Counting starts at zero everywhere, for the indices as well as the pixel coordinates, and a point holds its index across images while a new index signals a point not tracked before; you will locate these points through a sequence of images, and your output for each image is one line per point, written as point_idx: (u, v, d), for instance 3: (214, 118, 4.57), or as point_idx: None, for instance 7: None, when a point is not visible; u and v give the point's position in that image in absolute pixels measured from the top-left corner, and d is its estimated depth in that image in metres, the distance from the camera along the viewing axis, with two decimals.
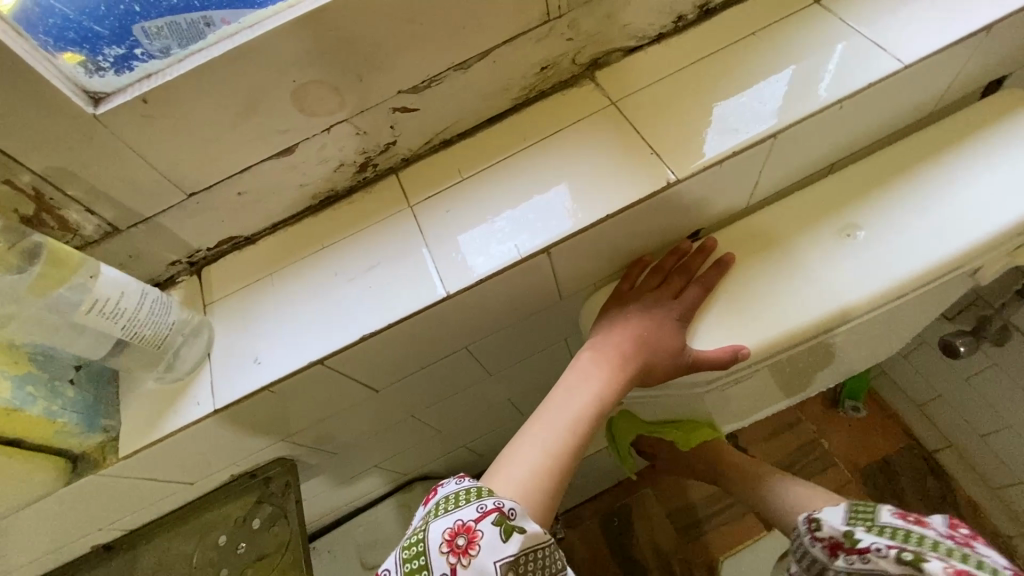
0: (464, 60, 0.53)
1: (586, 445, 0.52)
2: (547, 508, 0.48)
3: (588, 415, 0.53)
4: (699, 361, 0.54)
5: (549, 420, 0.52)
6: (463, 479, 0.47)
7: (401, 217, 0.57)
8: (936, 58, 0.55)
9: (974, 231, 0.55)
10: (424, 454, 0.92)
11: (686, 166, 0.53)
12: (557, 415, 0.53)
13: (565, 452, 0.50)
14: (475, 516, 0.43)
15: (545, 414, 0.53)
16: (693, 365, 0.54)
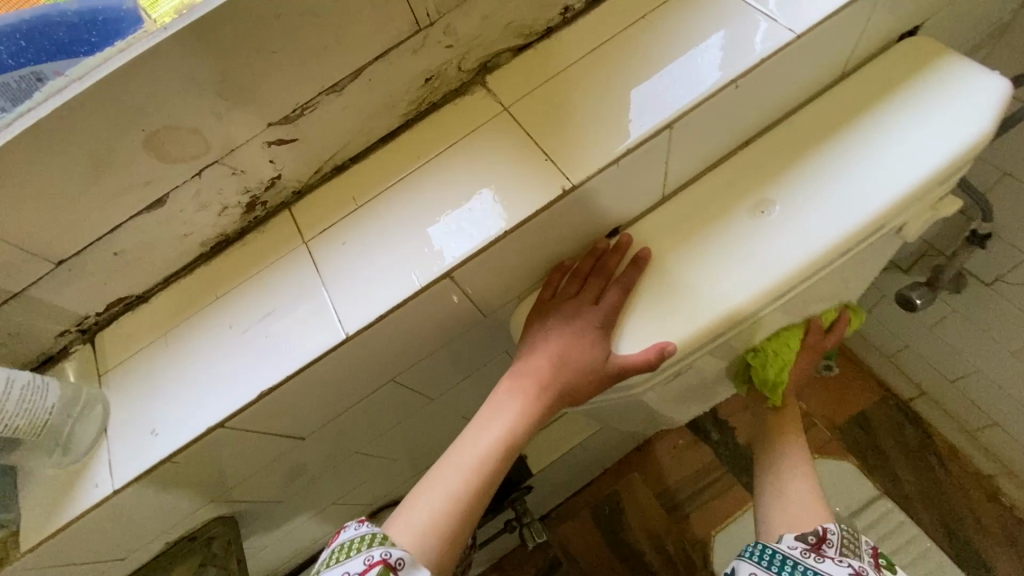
0: (335, 82, 0.50)
1: (495, 484, 0.51)
2: (445, 555, 0.47)
3: (499, 449, 0.51)
4: (618, 371, 0.52)
5: (461, 461, 0.51)
6: (362, 524, 0.46)
7: (297, 255, 0.54)
8: (831, 22, 0.53)
9: (882, 197, 0.54)
10: (387, 482, 0.90)
11: (583, 169, 0.51)
12: (469, 456, 0.51)
13: (471, 497, 0.49)
14: (362, 569, 0.43)
15: (456, 451, 0.52)
16: (616, 375, 0.53)
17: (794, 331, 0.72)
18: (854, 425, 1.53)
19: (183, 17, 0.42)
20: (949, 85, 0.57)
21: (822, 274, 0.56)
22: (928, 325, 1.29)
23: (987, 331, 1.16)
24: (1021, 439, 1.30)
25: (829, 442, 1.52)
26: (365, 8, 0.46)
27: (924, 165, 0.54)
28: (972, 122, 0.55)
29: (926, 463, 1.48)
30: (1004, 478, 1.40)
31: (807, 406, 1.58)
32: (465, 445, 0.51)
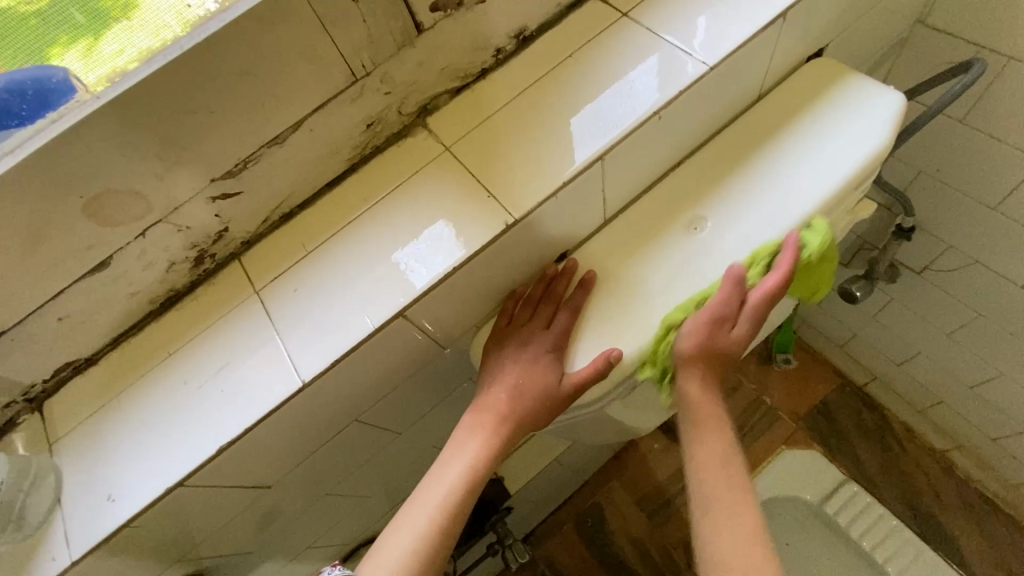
0: (276, 134, 0.51)
1: (463, 517, 0.52)
2: None
3: (463, 483, 0.52)
4: (573, 390, 0.54)
5: (425, 499, 0.52)
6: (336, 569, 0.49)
7: (250, 305, 0.54)
8: (742, 52, 0.57)
9: (800, 208, 0.58)
10: (365, 519, 0.89)
11: (521, 205, 0.53)
12: (433, 493, 0.52)
13: (437, 533, 0.50)
14: None
15: (421, 490, 0.53)
16: (573, 394, 0.55)
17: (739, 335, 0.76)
18: (817, 414, 1.60)
19: (115, 85, 0.42)
20: (851, 102, 0.62)
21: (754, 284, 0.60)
22: (871, 314, 1.36)
23: (924, 315, 1.21)
24: (967, 415, 1.35)
25: (795, 433, 1.59)
26: (301, 65, 0.48)
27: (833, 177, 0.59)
28: (874, 134, 0.60)
29: (884, 443, 1.55)
30: (956, 452, 1.47)
31: (771, 400, 1.64)
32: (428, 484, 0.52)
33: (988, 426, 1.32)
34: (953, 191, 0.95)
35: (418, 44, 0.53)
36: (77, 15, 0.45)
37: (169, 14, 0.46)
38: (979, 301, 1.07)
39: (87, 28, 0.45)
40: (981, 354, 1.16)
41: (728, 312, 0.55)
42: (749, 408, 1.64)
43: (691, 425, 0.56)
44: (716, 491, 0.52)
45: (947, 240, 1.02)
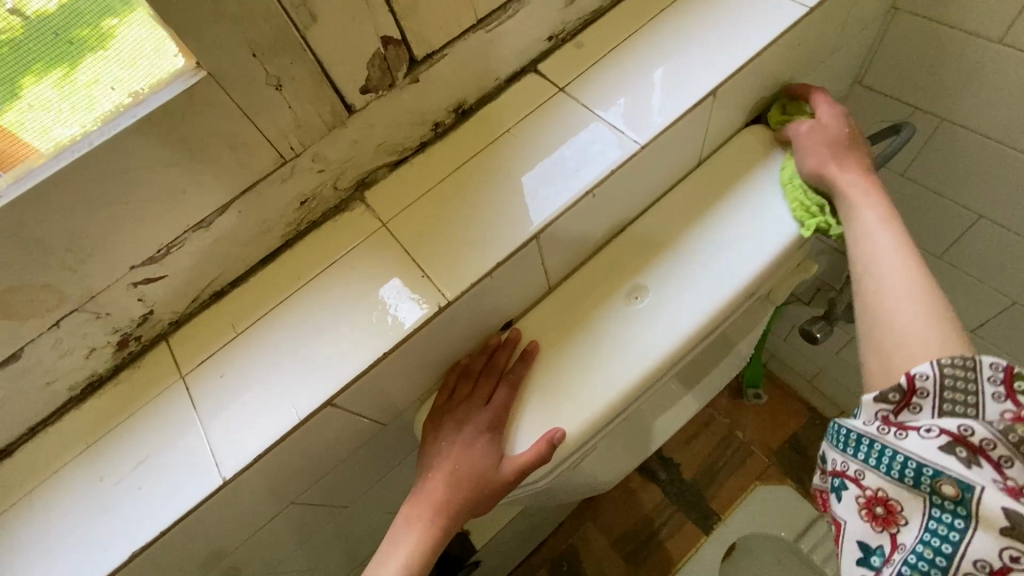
0: (200, 218, 0.49)
1: None
2: None
3: None
4: (513, 474, 0.54)
5: None
6: None
7: (175, 391, 0.52)
8: (676, 126, 0.57)
9: (738, 277, 0.58)
10: None
11: (456, 284, 0.52)
12: None
13: None
14: None
15: None
16: (512, 478, 0.54)
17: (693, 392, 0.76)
18: (788, 449, 1.61)
19: (21, 181, 0.41)
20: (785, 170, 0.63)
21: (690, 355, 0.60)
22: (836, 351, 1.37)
23: None
24: None
25: (768, 468, 1.59)
26: (222, 152, 0.47)
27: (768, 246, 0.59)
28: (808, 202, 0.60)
29: None
30: None
31: (743, 434, 1.65)
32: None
33: None
34: None
35: (349, 123, 0.52)
36: (42, 40, 0.39)
37: (150, 44, 0.42)
38: None
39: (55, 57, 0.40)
40: None
41: (829, 158, 0.58)
42: (722, 443, 1.64)
43: (863, 234, 0.53)
44: (908, 309, 0.47)
45: None
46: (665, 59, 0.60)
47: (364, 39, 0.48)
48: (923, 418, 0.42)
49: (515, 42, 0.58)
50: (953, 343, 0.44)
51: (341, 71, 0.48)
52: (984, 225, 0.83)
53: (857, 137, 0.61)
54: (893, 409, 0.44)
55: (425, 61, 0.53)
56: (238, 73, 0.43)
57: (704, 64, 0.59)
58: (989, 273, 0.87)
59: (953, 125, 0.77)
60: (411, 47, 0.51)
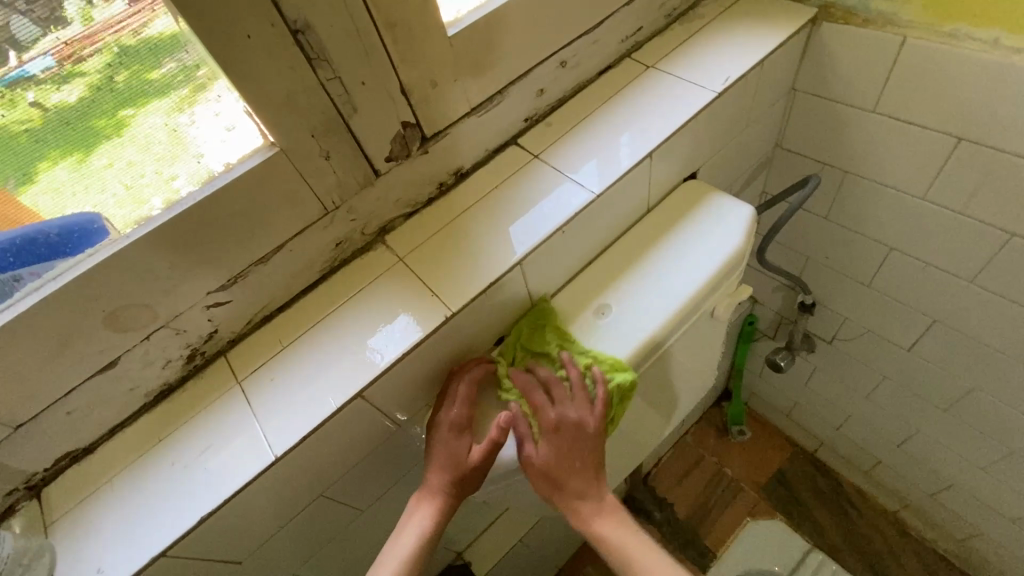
0: (262, 255, 0.64)
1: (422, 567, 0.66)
2: None
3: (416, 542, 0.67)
4: (480, 456, 0.66)
5: (388, 558, 0.66)
6: None
7: (231, 394, 0.65)
8: (624, 180, 0.75)
9: (681, 293, 0.75)
10: None
11: (458, 301, 0.67)
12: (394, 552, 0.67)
13: None
14: None
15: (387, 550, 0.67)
16: (480, 461, 0.66)
17: (660, 400, 0.89)
18: (776, 483, 1.68)
19: (143, 226, 0.56)
20: (713, 213, 0.81)
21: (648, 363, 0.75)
22: (804, 381, 1.49)
23: (842, 380, 1.36)
24: (901, 473, 1.42)
25: (757, 503, 1.66)
26: (283, 205, 0.63)
27: (701, 273, 0.76)
28: (731, 238, 0.78)
29: (841, 509, 1.61)
30: (906, 512, 1.53)
31: (731, 471, 1.73)
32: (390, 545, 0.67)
33: (923, 484, 1.38)
34: (834, 273, 1.12)
35: (376, 184, 0.69)
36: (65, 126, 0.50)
37: (159, 127, 0.55)
38: (884, 366, 1.20)
39: (74, 140, 0.51)
40: (892, 414, 1.29)
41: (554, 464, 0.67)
42: (713, 480, 1.72)
43: (601, 513, 0.71)
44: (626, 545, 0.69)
45: (842, 313, 1.19)
46: (615, 132, 0.79)
47: (389, 124, 0.66)
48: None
49: (501, 123, 0.77)
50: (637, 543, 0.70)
51: (371, 145, 0.66)
52: (896, 255, 0.99)
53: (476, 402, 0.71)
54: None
55: (433, 137, 0.71)
56: (300, 148, 0.60)
57: (643, 134, 0.77)
58: (907, 296, 1.03)
59: (853, 177, 0.95)
60: (423, 128, 0.69)
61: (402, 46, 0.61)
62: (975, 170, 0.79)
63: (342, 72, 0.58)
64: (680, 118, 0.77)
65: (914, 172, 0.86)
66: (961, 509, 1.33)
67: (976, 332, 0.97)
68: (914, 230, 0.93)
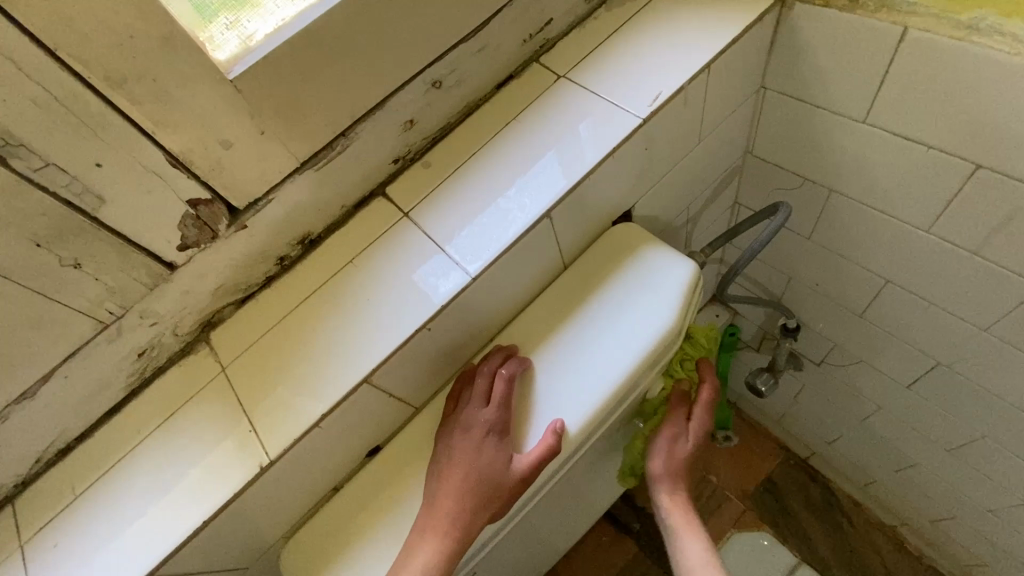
0: (22, 390, 0.49)
1: None
2: None
3: None
4: (529, 465, 0.53)
5: None
6: None
7: (10, 563, 0.51)
8: (516, 248, 0.56)
9: (594, 393, 0.57)
10: None
11: (277, 442, 0.52)
12: None
13: None
14: None
15: None
16: (527, 474, 0.54)
17: (588, 484, 0.74)
18: (764, 491, 1.52)
19: None
20: (645, 275, 0.61)
21: (547, 482, 0.60)
22: (793, 396, 1.30)
23: (833, 401, 1.18)
24: (898, 496, 1.28)
25: (745, 513, 1.50)
26: (28, 331, 0.46)
27: (616, 367, 0.57)
28: (663, 313, 0.59)
29: (835, 522, 1.47)
30: (904, 529, 1.39)
31: (717, 478, 1.55)
32: None
33: (924, 510, 1.23)
34: (820, 297, 0.94)
35: (175, 277, 0.52)
36: None
37: None
38: (880, 396, 1.03)
39: None
40: (888, 442, 1.13)
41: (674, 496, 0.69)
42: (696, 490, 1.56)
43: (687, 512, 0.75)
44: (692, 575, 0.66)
45: (831, 339, 1.00)
46: (509, 175, 0.59)
47: (169, 205, 0.48)
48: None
49: (355, 172, 0.58)
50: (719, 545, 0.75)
51: (149, 235, 0.48)
52: (893, 288, 0.80)
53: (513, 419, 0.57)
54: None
55: (249, 208, 0.53)
56: (24, 262, 0.43)
57: (540, 179, 0.58)
58: (908, 332, 0.84)
59: (841, 196, 0.75)
60: (228, 200, 0.51)
61: (153, 106, 0.43)
62: (1002, 203, 0.60)
63: (57, 156, 0.41)
64: (592, 157, 0.58)
65: (917, 198, 0.66)
66: (966, 538, 1.20)
67: (987, 380, 0.80)
68: (918, 263, 0.73)
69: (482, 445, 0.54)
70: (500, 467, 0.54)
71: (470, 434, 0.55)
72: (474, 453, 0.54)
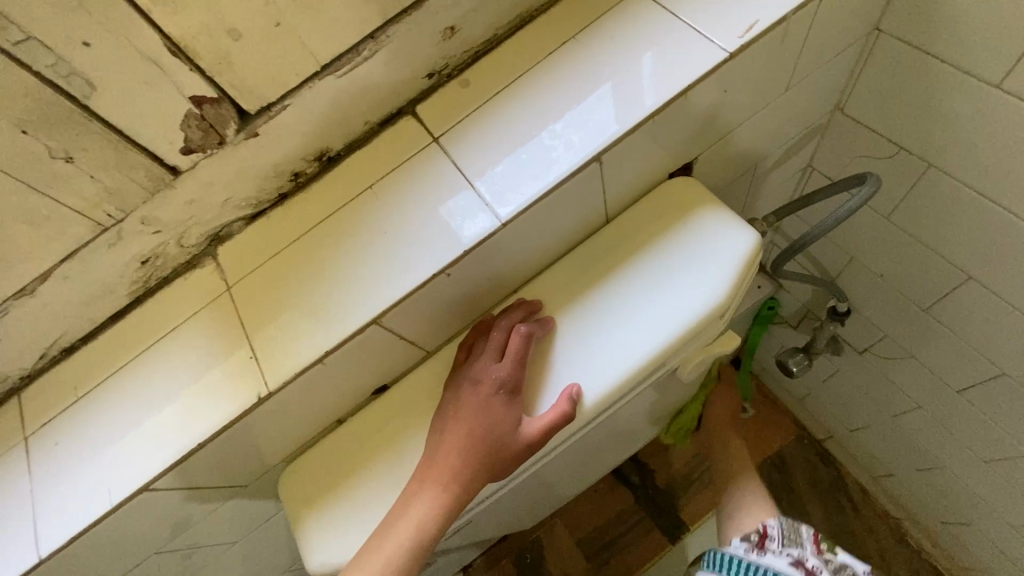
0: (19, 287, 0.47)
1: (429, 563, 0.49)
2: None
3: (417, 540, 0.47)
4: (539, 429, 0.49)
5: (369, 565, 0.47)
6: None
7: (15, 453, 0.51)
8: (556, 193, 0.49)
9: (623, 365, 0.51)
10: None
11: (278, 374, 0.49)
12: (374, 557, 0.47)
13: None
14: None
15: (365, 558, 0.48)
16: (537, 438, 0.50)
17: (602, 453, 0.71)
18: (770, 465, 1.45)
19: None
20: (699, 241, 0.54)
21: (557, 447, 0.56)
22: (823, 379, 1.22)
23: (869, 394, 1.11)
24: (914, 492, 1.23)
25: None
26: (21, 225, 0.43)
27: (652, 340, 0.51)
28: (712, 287, 0.52)
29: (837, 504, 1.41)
30: (911, 524, 1.33)
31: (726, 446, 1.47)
32: (373, 549, 0.48)
33: (937, 510, 1.19)
34: (881, 283, 0.85)
35: (179, 184, 0.48)
36: None
37: None
38: (921, 394, 0.96)
39: None
40: (921, 441, 1.07)
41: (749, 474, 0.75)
42: (703, 450, 1.46)
43: None
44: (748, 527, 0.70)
45: (883, 329, 0.92)
46: (560, 106, 0.51)
47: (171, 102, 0.42)
48: (774, 546, 0.64)
49: (384, 84, 0.51)
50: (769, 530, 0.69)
51: (147, 134, 0.43)
52: (972, 288, 0.72)
53: (526, 379, 0.52)
54: (753, 542, 0.66)
55: (261, 113, 0.47)
56: (9, 151, 0.39)
57: (596, 114, 0.50)
58: (975, 334, 0.76)
59: (941, 173, 0.65)
60: (237, 102, 0.45)
61: None
62: None
63: (38, 29, 0.35)
64: (660, 94, 0.49)
65: None
66: (975, 545, 1.16)
67: None
68: (1016, 260, 0.64)
69: (490, 401, 0.50)
70: (508, 428, 0.50)
71: (479, 391, 0.50)
72: (482, 409, 0.50)
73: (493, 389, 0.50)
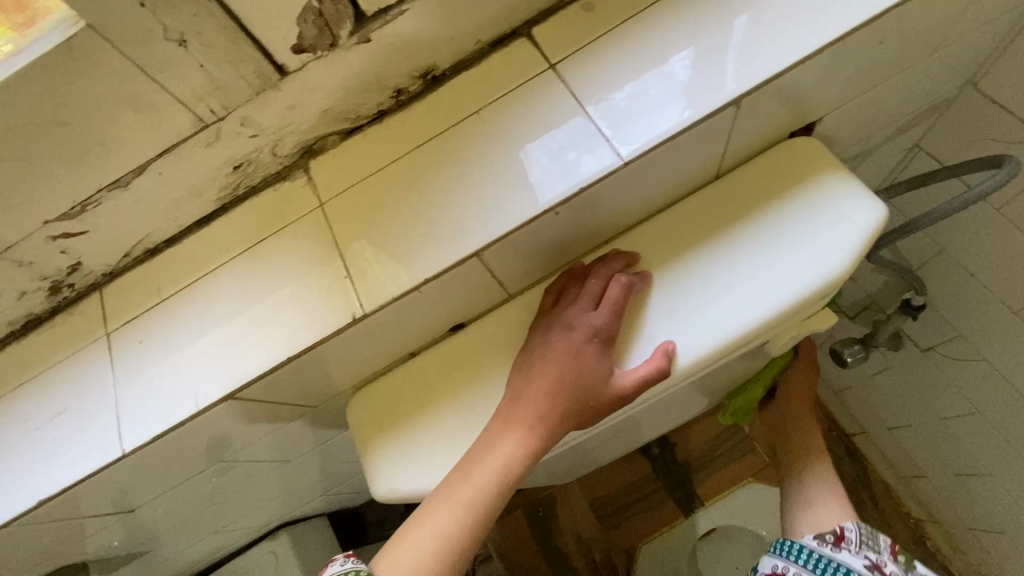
0: (114, 178, 0.45)
1: (507, 502, 0.48)
2: None
3: (500, 478, 0.47)
4: (632, 381, 0.48)
5: (449, 497, 0.47)
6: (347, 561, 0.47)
7: (98, 348, 0.51)
8: (682, 138, 0.46)
9: (725, 327, 0.48)
10: (260, 516, 0.85)
11: (369, 298, 0.47)
12: (455, 490, 0.47)
13: (462, 533, 0.46)
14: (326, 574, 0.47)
15: (446, 489, 0.47)
16: (629, 390, 0.48)
17: (661, 417, 0.70)
18: None
19: None
20: (818, 207, 0.50)
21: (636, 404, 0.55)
22: (870, 374, 1.19)
23: (920, 393, 1.07)
24: (946, 497, 1.20)
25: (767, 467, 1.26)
26: (126, 112, 0.41)
27: (761, 305, 0.48)
28: (831, 257, 0.48)
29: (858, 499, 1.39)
30: (929, 524, 1.30)
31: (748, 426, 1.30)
32: (455, 481, 0.47)
33: (969, 517, 1.16)
34: (971, 279, 0.80)
35: (284, 87, 0.45)
36: None
37: None
38: (983, 398, 0.92)
39: None
40: (972, 447, 1.03)
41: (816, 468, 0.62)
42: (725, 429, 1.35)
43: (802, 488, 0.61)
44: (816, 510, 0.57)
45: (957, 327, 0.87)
46: (694, 43, 0.46)
47: None
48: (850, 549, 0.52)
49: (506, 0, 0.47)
50: (841, 510, 0.56)
51: (262, 25, 0.40)
52: None
53: (620, 330, 0.50)
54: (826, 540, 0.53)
55: (378, 17, 0.43)
56: (127, 28, 0.37)
57: (736, 54, 0.45)
58: None
59: None
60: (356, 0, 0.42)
61: None
62: None
63: None
64: (812, 40, 0.44)
65: None
66: (1003, 556, 1.13)
67: None
68: None
69: (583, 349, 0.48)
70: (600, 377, 0.48)
71: (573, 336, 0.49)
72: (574, 355, 0.48)
73: (587, 335, 0.49)
